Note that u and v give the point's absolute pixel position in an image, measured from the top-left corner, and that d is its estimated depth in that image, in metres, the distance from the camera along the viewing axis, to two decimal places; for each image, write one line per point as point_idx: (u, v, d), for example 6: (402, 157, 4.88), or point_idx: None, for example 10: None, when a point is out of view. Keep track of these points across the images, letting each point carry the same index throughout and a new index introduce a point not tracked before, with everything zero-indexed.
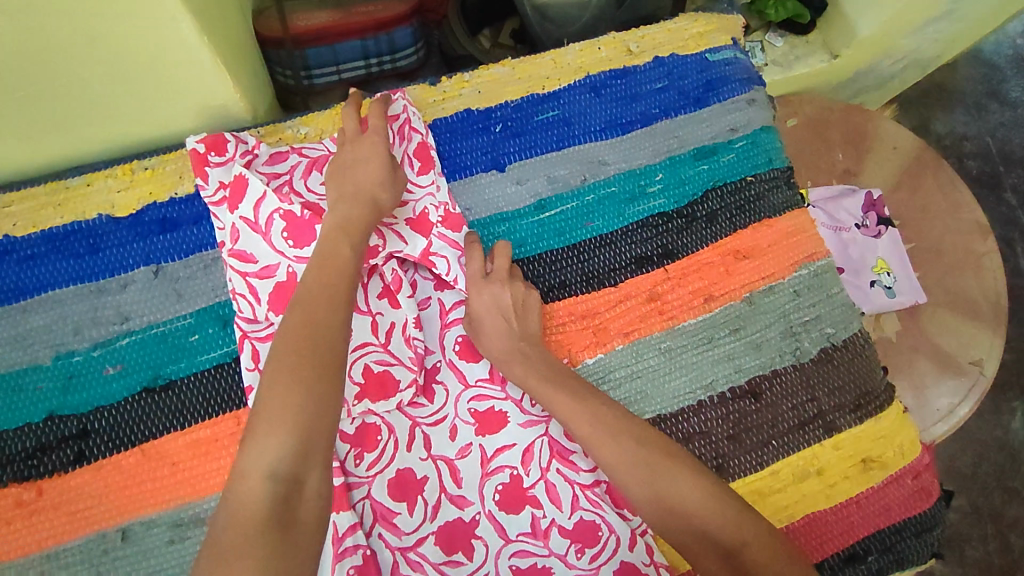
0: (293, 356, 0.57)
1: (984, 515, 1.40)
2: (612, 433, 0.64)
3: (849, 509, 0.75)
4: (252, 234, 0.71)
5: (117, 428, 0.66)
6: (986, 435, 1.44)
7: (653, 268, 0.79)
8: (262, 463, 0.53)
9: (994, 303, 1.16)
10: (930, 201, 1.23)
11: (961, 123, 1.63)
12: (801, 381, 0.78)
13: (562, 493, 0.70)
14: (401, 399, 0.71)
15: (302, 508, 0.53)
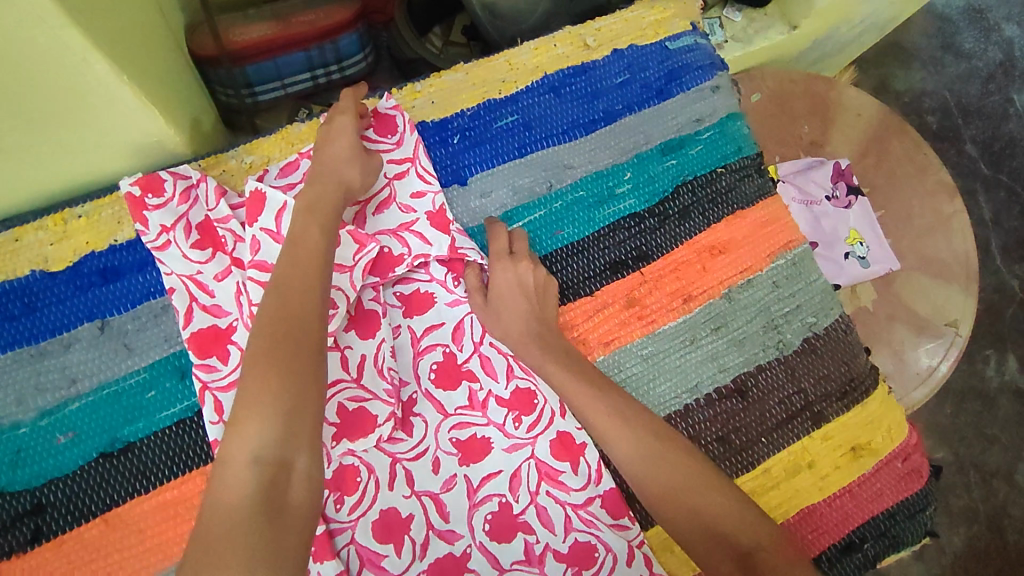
0: (272, 352, 0.54)
1: (967, 464, 1.43)
2: (629, 422, 0.64)
3: (843, 499, 0.74)
4: (271, 243, 0.66)
5: (75, 499, 0.61)
6: (963, 387, 1.47)
7: (629, 272, 0.76)
8: (246, 448, 0.50)
9: (965, 263, 1.18)
10: (896, 166, 1.24)
11: (919, 79, 1.63)
12: (786, 374, 0.77)
13: (555, 516, 0.68)
14: (379, 436, 0.67)
15: (291, 488, 0.51)
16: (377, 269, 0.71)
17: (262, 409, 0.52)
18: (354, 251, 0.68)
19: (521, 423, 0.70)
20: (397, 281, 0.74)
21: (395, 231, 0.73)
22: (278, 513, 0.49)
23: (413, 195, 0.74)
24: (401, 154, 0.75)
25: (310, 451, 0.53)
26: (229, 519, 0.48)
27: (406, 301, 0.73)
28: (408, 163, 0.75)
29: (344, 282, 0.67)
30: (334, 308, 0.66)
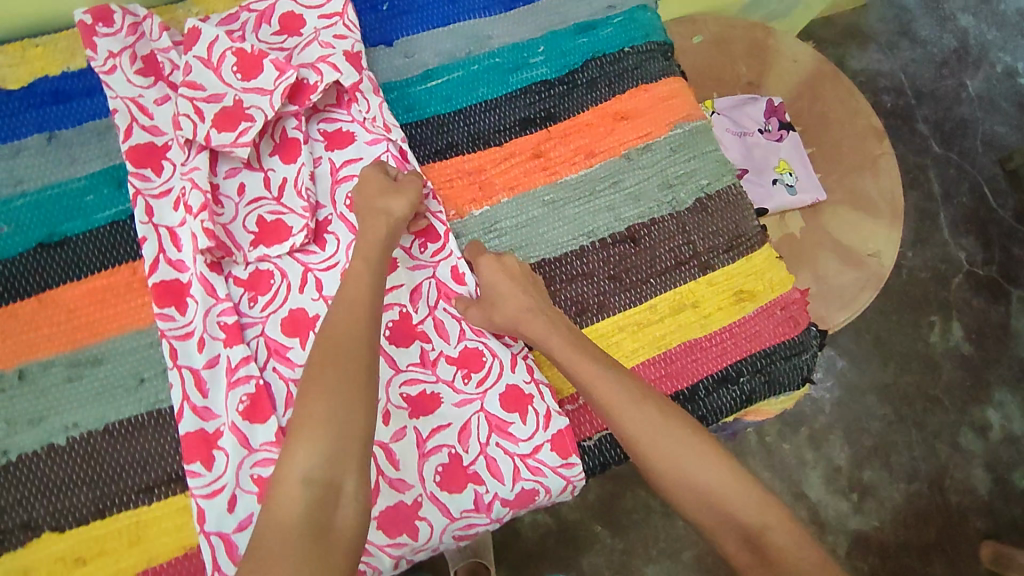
0: (321, 369, 0.63)
1: (909, 422, 1.43)
2: (634, 399, 0.70)
3: (723, 336, 0.81)
4: (203, 68, 0.74)
5: (12, 279, 0.68)
6: (907, 348, 1.48)
7: (537, 129, 0.84)
8: (297, 471, 0.60)
9: (890, 202, 1.29)
10: (828, 108, 1.36)
11: (875, 60, 1.67)
12: (677, 227, 0.84)
13: (450, 327, 0.75)
14: (293, 244, 0.73)
15: (338, 512, 0.59)
16: (295, 98, 0.76)
17: (312, 436, 0.61)
18: (274, 78, 0.74)
19: (426, 248, 0.78)
20: (321, 119, 0.79)
21: (313, 62, 0.77)
22: (324, 532, 0.58)
23: (334, 38, 0.79)
24: (332, 10, 0.80)
25: (355, 474, 0.61)
26: (285, 531, 0.58)
27: (328, 137, 0.78)
28: (337, 18, 0.80)
29: (262, 102, 0.74)
30: (250, 122, 0.73)
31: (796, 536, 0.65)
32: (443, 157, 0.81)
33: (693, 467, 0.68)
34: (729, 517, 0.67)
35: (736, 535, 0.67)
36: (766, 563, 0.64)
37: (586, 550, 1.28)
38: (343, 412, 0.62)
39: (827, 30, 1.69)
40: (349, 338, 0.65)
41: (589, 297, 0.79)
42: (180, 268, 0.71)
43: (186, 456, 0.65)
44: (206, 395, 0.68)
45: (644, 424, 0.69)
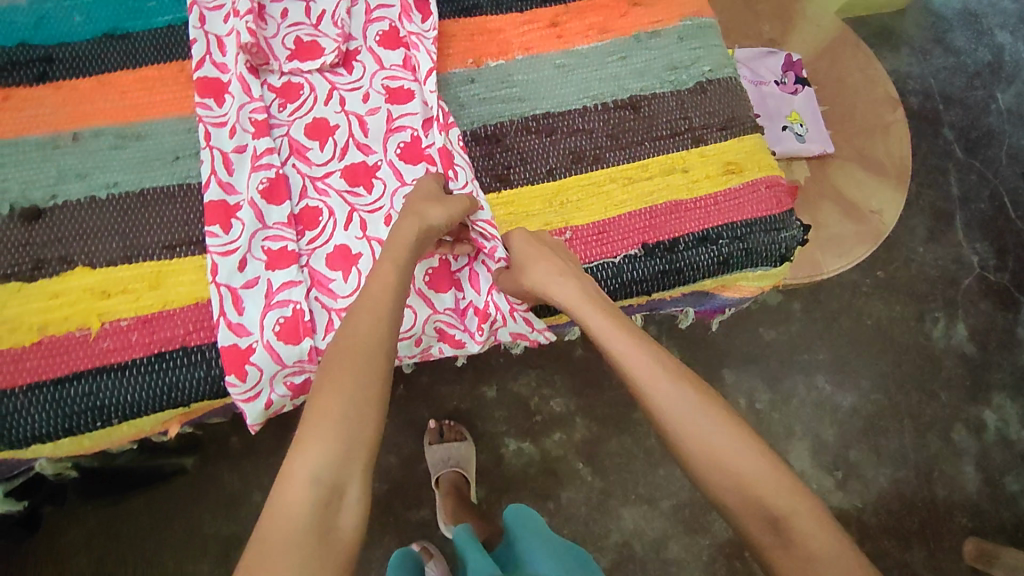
0: (342, 371, 0.64)
1: (902, 411, 1.44)
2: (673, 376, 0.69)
3: (707, 202, 0.86)
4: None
5: (77, 60, 0.77)
6: (908, 338, 1.49)
7: (556, 3, 0.91)
8: (306, 469, 0.60)
9: (897, 163, 1.35)
10: (845, 73, 1.42)
11: (906, 63, 1.71)
12: (676, 103, 0.90)
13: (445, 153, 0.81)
14: (323, 63, 0.81)
15: (340, 516, 0.60)
16: None
17: (321, 437, 0.61)
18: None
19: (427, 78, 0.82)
20: None
21: None
22: (328, 533, 0.58)
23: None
24: None
25: (360, 484, 0.61)
26: (289, 532, 0.58)
27: None
28: None
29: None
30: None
31: (820, 518, 0.61)
32: (469, 14, 0.88)
33: (719, 441, 0.65)
34: (754, 496, 0.63)
35: (758, 513, 0.62)
36: (786, 543, 0.60)
37: (566, 485, 1.31)
38: (355, 417, 0.63)
39: (863, 29, 1.73)
40: (371, 342, 0.66)
41: (586, 149, 0.86)
42: (222, 69, 0.79)
43: (207, 219, 0.73)
44: (232, 174, 0.75)
45: (673, 398, 0.68)
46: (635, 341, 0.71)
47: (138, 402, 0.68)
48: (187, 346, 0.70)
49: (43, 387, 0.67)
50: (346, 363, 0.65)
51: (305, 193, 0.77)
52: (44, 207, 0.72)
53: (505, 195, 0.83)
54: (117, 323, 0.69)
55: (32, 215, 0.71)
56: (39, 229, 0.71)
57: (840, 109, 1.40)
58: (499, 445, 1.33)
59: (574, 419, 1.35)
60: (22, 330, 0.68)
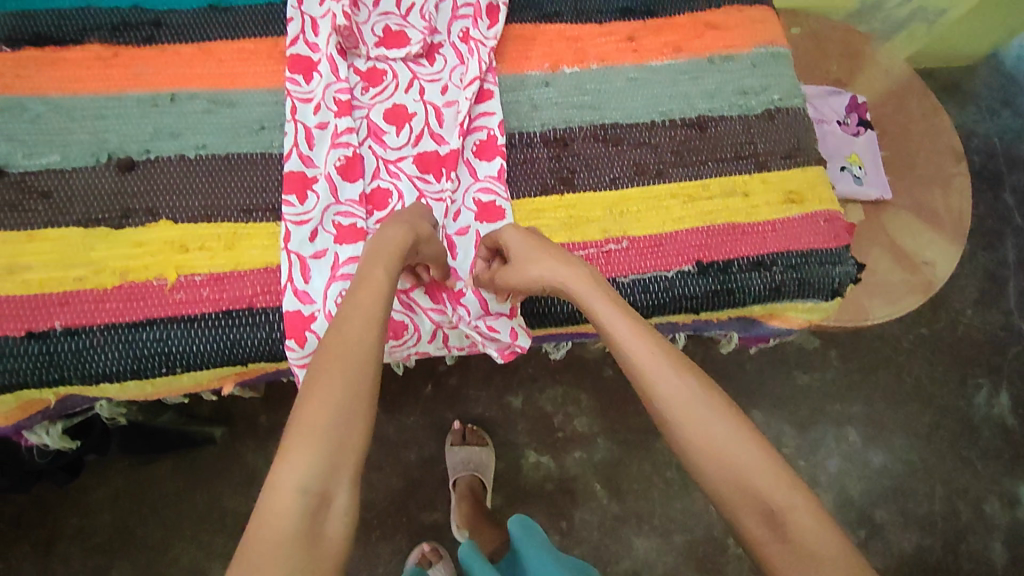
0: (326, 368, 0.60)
1: (933, 475, 1.39)
2: (675, 366, 0.63)
3: (765, 227, 0.87)
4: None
5: (183, 27, 0.82)
6: (948, 401, 1.44)
7: (634, 18, 0.93)
8: (291, 478, 0.56)
9: (956, 218, 1.32)
10: (911, 121, 1.41)
11: (972, 120, 1.69)
12: (743, 128, 0.91)
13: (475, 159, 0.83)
14: (409, 52, 0.84)
15: (328, 523, 0.55)
16: None
17: (308, 441, 0.57)
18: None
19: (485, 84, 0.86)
20: None
21: None
22: (315, 541, 0.54)
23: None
24: None
25: (351, 488, 0.57)
26: (273, 541, 0.53)
27: None
28: None
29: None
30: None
31: (821, 517, 0.56)
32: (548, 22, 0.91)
33: (717, 436, 0.60)
34: (753, 490, 0.57)
35: (757, 512, 0.57)
36: (784, 539, 0.55)
37: (580, 505, 1.30)
38: (344, 418, 0.59)
39: (931, 81, 1.72)
40: (359, 344, 0.63)
41: (650, 163, 0.87)
42: (313, 49, 0.83)
43: (286, 187, 0.76)
44: (312, 148, 0.79)
45: (673, 387, 0.62)
46: (639, 329, 0.65)
47: (203, 354, 0.72)
48: (254, 307, 0.73)
49: (117, 328, 0.71)
50: (332, 365, 0.60)
51: (378, 174, 0.80)
52: (138, 160, 0.76)
53: (568, 198, 0.84)
54: (192, 277, 0.73)
55: (127, 167, 0.76)
56: (131, 180, 0.76)
57: (902, 156, 1.39)
58: (519, 455, 1.33)
59: (597, 439, 1.33)
60: (106, 273, 0.72)
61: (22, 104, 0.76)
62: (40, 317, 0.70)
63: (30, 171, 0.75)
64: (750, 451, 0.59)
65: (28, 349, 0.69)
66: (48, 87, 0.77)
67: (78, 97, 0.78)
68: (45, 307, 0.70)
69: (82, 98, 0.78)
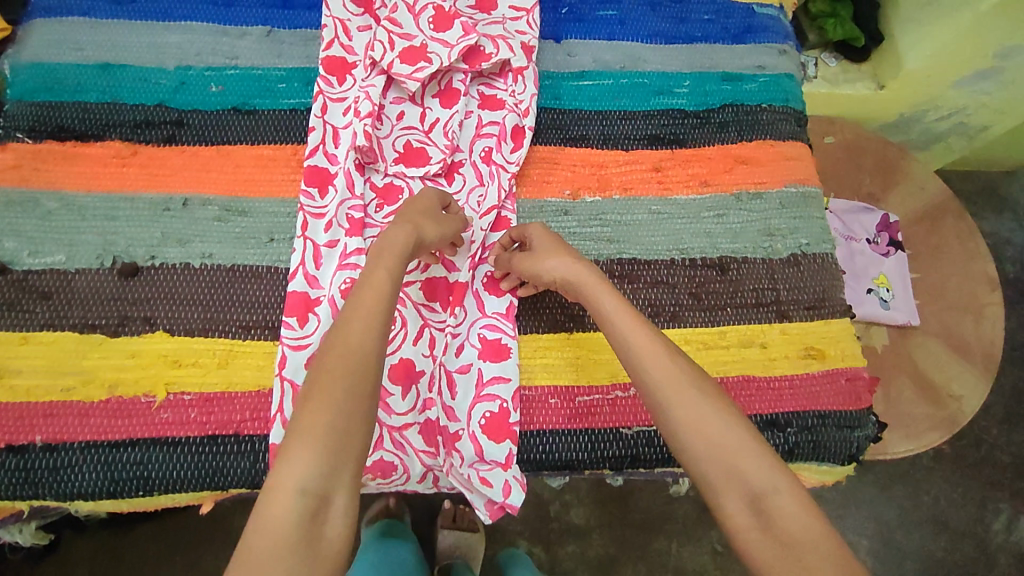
0: (326, 372, 0.61)
1: None
2: (669, 355, 0.67)
3: (781, 383, 0.82)
4: (406, 12, 0.87)
5: (204, 128, 0.82)
6: (965, 526, 1.35)
7: (661, 147, 0.91)
8: (292, 480, 0.56)
9: (987, 352, 1.23)
10: (943, 243, 1.33)
11: (1008, 228, 1.63)
12: (766, 272, 0.87)
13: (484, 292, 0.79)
14: (428, 171, 0.83)
15: (327, 525, 0.56)
16: (468, 59, 0.87)
17: (306, 443, 0.58)
18: (459, 36, 0.85)
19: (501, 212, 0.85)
20: (483, 82, 0.90)
21: (494, 36, 0.88)
22: (314, 544, 0.55)
23: (516, 30, 0.90)
24: (522, 5, 0.92)
25: (348, 492, 0.58)
26: (271, 544, 0.54)
27: (483, 98, 0.89)
28: (524, 12, 0.91)
29: (442, 52, 0.85)
30: (428, 64, 0.84)
31: (806, 504, 0.58)
32: (569, 146, 0.89)
33: (710, 426, 0.62)
34: (737, 472, 0.60)
35: (741, 494, 0.59)
36: (770, 527, 0.57)
37: None
38: (343, 417, 0.60)
39: (967, 185, 1.68)
40: (360, 352, 0.62)
41: (666, 304, 0.84)
42: (331, 161, 0.81)
43: (286, 310, 0.74)
44: (319, 267, 0.77)
45: (669, 374, 0.65)
46: (637, 322, 0.69)
47: (183, 479, 0.69)
48: (240, 434, 0.70)
49: (99, 447, 0.68)
50: (337, 363, 0.61)
51: None
52: (142, 267, 0.75)
53: (577, 335, 0.79)
54: (181, 396, 0.70)
55: (129, 273, 0.74)
56: (133, 287, 0.74)
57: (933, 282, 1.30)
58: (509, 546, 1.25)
59: (592, 535, 1.25)
60: (95, 385, 0.70)
61: (35, 200, 0.76)
62: (23, 429, 0.68)
63: (33, 269, 0.73)
64: (738, 438, 0.62)
65: (8, 462, 0.68)
66: (63, 183, 0.77)
67: (92, 194, 0.77)
68: (29, 419, 0.68)
69: (96, 196, 0.77)
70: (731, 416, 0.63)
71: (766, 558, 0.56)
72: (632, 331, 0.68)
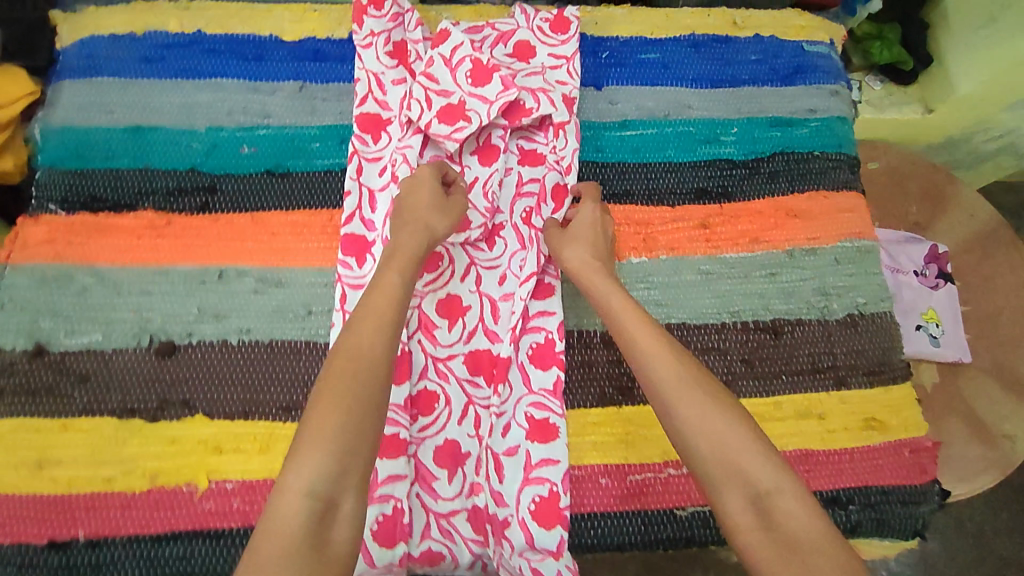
0: (336, 375, 0.61)
1: None
2: (676, 354, 0.67)
3: (842, 457, 0.79)
4: (443, 65, 0.83)
5: (238, 194, 0.80)
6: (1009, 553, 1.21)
7: (709, 202, 0.87)
8: (300, 481, 0.56)
9: None
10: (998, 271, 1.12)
11: None
12: (822, 335, 0.83)
13: (530, 365, 0.77)
14: (468, 236, 0.80)
15: (335, 526, 0.55)
16: (508, 114, 0.83)
17: (316, 444, 0.57)
18: (499, 91, 0.81)
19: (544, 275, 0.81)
20: (522, 135, 0.86)
21: (534, 89, 0.84)
22: (322, 545, 0.54)
23: (555, 82, 0.88)
24: (562, 52, 0.89)
25: (357, 493, 0.57)
26: (278, 544, 0.53)
27: (523, 154, 0.85)
28: (564, 60, 0.88)
29: (481, 109, 0.81)
30: (467, 123, 0.81)
31: (807, 502, 0.58)
32: (611, 203, 0.85)
33: (717, 425, 0.62)
34: (741, 471, 0.60)
35: (744, 492, 0.59)
36: (773, 527, 0.57)
37: None
38: (353, 422, 0.59)
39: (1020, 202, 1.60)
40: (372, 357, 0.63)
41: (717, 372, 0.80)
42: (369, 227, 0.79)
43: None
44: None
45: (676, 371, 0.65)
46: (643, 321, 0.69)
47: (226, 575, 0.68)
48: None
49: (141, 541, 0.68)
50: (346, 364, 0.62)
51: (426, 374, 0.76)
52: (179, 344, 0.74)
53: (626, 410, 0.77)
54: (223, 484, 0.70)
55: (166, 352, 0.74)
56: (171, 366, 0.73)
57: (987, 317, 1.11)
58: None
59: None
60: (136, 475, 0.69)
61: (70, 275, 0.75)
62: (66, 524, 0.68)
63: (70, 351, 0.73)
64: (741, 436, 0.61)
65: (50, 560, 0.67)
66: (97, 256, 0.76)
67: (126, 267, 0.76)
68: (71, 513, 0.68)
69: (130, 270, 0.76)
70: (735, 416, 0.63)
71: (770, 560, 0.56)
72: (639, 332, 0.69)
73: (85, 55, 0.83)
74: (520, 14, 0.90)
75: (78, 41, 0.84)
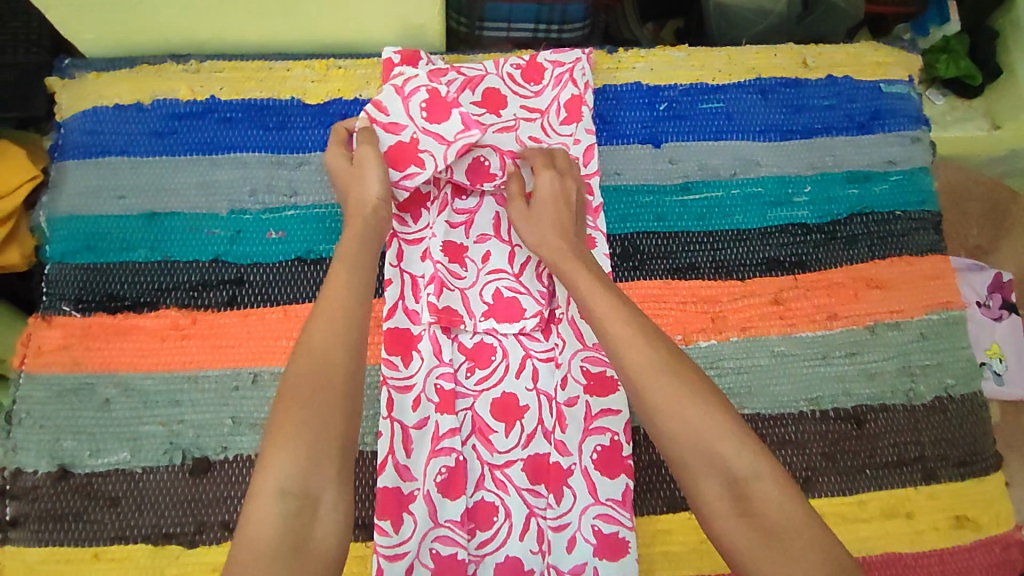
0: (301, 383, 0.55)
1: None
2: (665, 365, 0.57)
3: (930, 559, 0.73)
4: (393, 95, 0.72)
5: (266, 284, 0.72)
6: None
7: (782, 274, 0.79)
8: (272, 481, 0.51)
9: None
10: None
11: None
12: (909, 422, 0.76)
13: (596, 476, 0.69)
14: (523, 326, 0.73)
15: (316, 525, 0.51)
16: (472, 171, 0.75)
17: (286, 444, 0.52)
18: (458, 130, 0.71)
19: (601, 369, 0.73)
20: None
21: (501, 150, 0.77)
22: (302, 546, 0.50)
23: (529, 137, 0.78)
24: (536, 104, 0.79)
25: (336, 485, 0.53)
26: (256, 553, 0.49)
27: None
28: (539, 114, 0.79)
29: (437, 151, 0.71)
30: (418, 167, 0.71)
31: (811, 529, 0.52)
32: (675, 279, 0.78)
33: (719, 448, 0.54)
34: (735, 487, 0.53)
35: (738, 509, 0.53)
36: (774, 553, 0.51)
37: None
38: (319, 415, 0.54)
39: None
40: (331, 351, 0.56)
41: (796, 469, 0.73)
42: (414, 319, 0.72)
43: (379, 511, 0.65)
44: (410, 455, 0.68)
45: (666, 388, 0.56)
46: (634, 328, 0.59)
47: None
48: None
49: None
50: (302, 359, 0.56)
51: (482, 484, 0.70)
52: (214, 460, 0.68)
53: None
54: None
55: (200, 469, 0.67)
56: (206, 485, 0.67)
57: None
58: None
59: None
60: None
61: (91, 386, 0.69)
62: None
63: (95, 471, 0.67)
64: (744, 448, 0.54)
65: None
66: (119, 363, 0.70)
67: (150, 373, 0.69)
68: None
69: (154, 378, 0.69)
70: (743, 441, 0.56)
71: None
72: (628, 342, 0.58)
73: (89, 130, 0.76)
74: (488, 63, 0.81)
75: (80, 113, 0.76)
